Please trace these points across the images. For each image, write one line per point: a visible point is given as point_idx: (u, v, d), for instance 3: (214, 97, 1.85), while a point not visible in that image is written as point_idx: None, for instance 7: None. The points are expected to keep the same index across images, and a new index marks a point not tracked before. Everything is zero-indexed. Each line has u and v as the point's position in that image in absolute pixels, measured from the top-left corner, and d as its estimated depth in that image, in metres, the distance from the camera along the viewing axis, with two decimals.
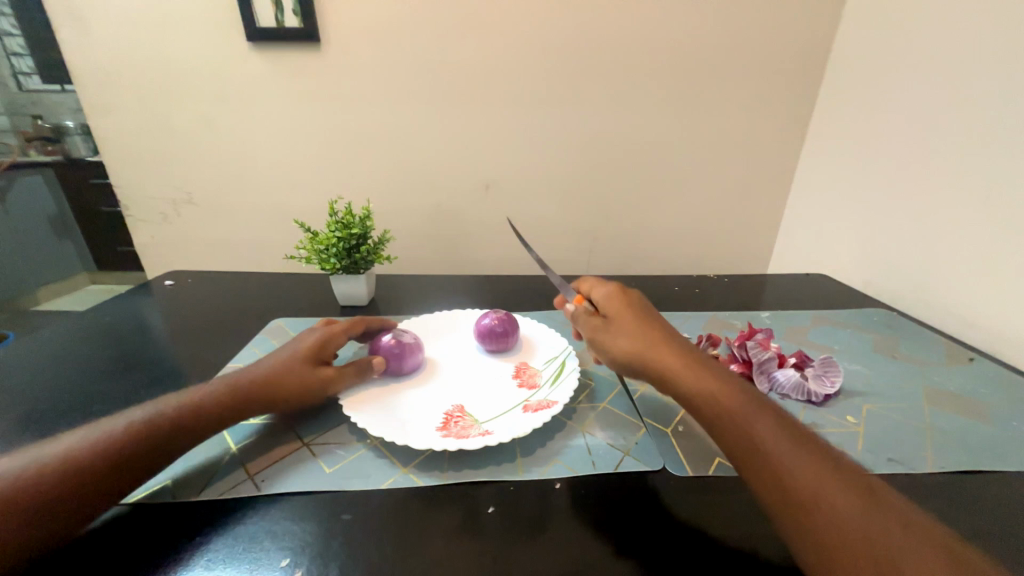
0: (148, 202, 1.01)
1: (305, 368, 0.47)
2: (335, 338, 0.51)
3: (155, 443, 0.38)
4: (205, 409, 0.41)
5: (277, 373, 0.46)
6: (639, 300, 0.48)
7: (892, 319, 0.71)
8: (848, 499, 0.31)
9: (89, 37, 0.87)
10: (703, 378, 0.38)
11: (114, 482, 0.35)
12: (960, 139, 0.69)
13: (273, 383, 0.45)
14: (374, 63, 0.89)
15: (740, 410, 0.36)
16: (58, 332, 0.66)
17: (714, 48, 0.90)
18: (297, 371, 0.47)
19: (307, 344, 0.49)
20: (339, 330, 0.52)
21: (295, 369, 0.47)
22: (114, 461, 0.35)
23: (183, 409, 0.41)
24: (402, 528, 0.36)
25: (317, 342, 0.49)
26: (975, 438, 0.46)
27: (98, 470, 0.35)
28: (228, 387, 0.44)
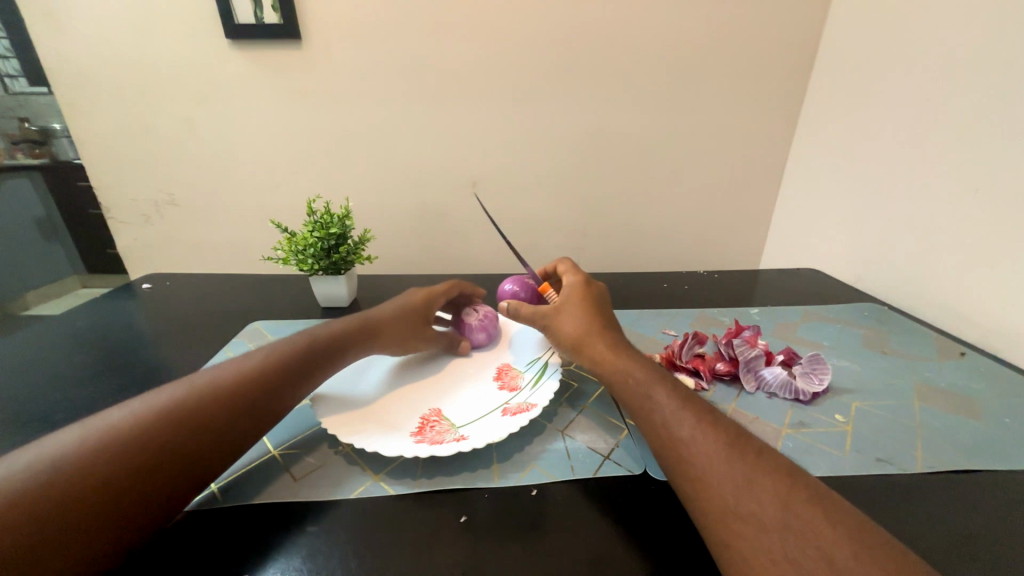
0: (130, 203, 0.99)
1: (410, 322, 0.54)
2: (436, 300, 0.57)
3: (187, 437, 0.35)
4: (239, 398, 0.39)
5: (384, 323, 0.52)
6: (602, 301, 0.52)
7: (884, 314, 0.70)
8: (759, 492, 0.31)
9: (63, 34, 0.84)
10: (639, 377, 0.41)
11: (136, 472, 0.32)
12: (951, 129, 0.67)
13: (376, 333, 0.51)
14: (356, 59, 0.87)
15: (662, 408, 0.38)
16: (30, 336, 0.64)
17: (703, 40, 0.89)
18: (402, 323, 0.53)
19: (415, 301, 0.55)
20: (438, 293, 0.58)
21: (401, 321, 0.53)
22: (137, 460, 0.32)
23: (227, 391, 0.38)
24: (369, 540, 0.34)
25: (422, 301, 0.56)
26: (967, 435, 0.45)
27: (119, 468, 0.32)
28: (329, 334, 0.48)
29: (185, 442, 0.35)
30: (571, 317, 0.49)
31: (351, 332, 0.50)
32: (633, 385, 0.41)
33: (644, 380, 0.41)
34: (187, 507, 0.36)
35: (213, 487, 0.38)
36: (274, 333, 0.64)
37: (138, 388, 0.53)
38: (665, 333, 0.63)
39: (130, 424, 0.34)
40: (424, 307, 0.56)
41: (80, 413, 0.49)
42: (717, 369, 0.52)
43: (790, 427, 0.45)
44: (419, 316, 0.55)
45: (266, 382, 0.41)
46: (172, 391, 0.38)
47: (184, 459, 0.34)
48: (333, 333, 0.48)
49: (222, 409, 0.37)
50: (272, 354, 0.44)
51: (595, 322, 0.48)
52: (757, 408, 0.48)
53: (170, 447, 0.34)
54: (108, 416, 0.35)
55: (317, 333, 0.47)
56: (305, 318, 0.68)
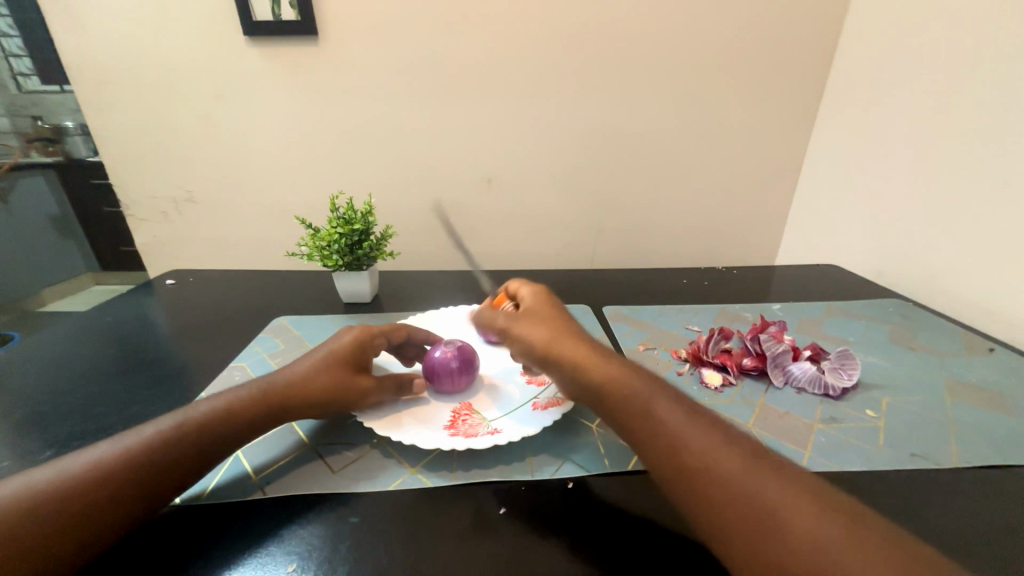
0: (150, 201, 1.00)
1: (338, 373, 0.43)
2: (372, 341, 0.48)
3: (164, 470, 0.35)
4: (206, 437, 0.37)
5: (307, 381, 0.43)
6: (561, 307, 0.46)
7: (908, 310, 0.69)
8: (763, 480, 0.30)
9: (84, 33, 0.85)
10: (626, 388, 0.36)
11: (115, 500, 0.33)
12: (976, 123, 0.67)
13: (296, 394, 0.42)
14: (373, 55, 0.87)
15: (653, 409, 0.35)
16: (60, 332, 0.65)
17: (721, 34, 0.88)
18: (329, 375, 0.43)
19: (343, 347, 0.46)
20: (375, 332, 0.49)
21: (328, 373, 0.43)
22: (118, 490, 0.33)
23: (208, 424, 0.38)
24: (412, 530, 0.35)
25: (353, 345, 0.46)
26: (1001, 431, 0.44)
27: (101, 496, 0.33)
28: (248, 397, 0.40)
29: (120, 493, 0.33)
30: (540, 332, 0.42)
31: (277, 389, 0.41)
32: (615, 391, 0.36)
33: (626, 381, 0.37)
34: (225, 497, 0.37)
35: (252, 476, 0.39)
36: (300, 328, 0.64)
37: (170, 383, 0.54)
38: (689, 329, 0.63)
39: (62, 483, 0.33)
40: (356, 352, 0.46)
41: (116, 407, 0.50)
42: (745, 364, 0.52)
43: (821, 422, 0.45)
44: (352, 363, 0.45)
45: (211, 427, 0.38)
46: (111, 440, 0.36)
47: (122, 509, 0.33)
48: (248, 397, 0.40)
49: (165, 452, 0.35)
50: (213, 406, 0.39)
51: (565, 330, 0.42)
52: (787, 403, 0.48)
53: (106, 500, 0.32)
54: (42, 471, 0.33)
55: (231, 398, 0.40)
56: (329, 314, 0.69)
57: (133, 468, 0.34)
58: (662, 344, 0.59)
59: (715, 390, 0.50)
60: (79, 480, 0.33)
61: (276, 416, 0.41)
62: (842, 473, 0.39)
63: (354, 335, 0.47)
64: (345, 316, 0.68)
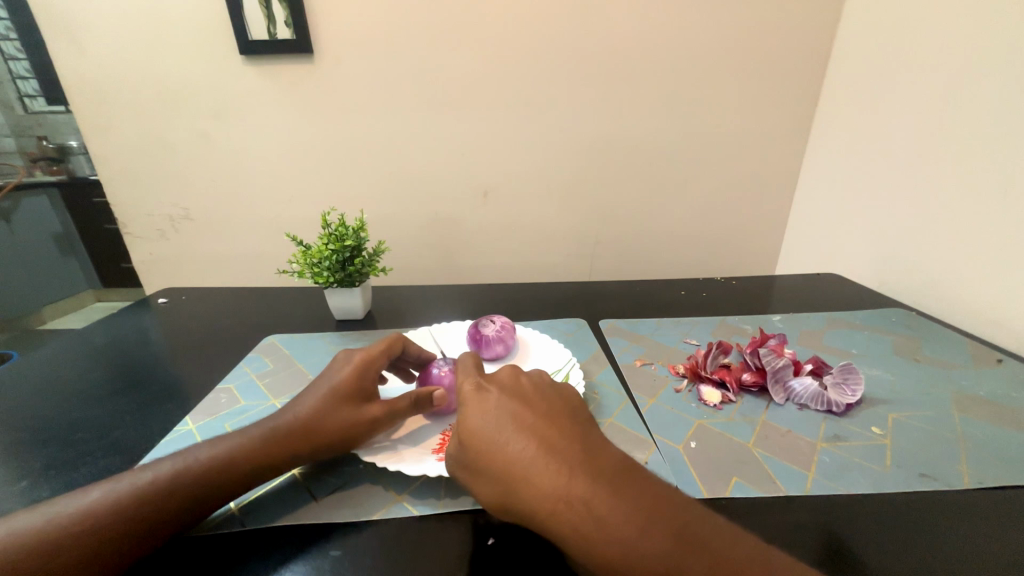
0: (146, 218, 1.00)
1: (345, 409, 0.42)
2: (372, 366, 0.45)
3: (155, 517, 0.34)
4: (203, 484, 0.36)
5: (313, 421, 0.41)
6: (520, 397, 0.37)
7: (912, 320, 0.68)
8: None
9: (82, 55, 0.86)
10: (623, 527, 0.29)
11: (105, 543, 0.32)
12: (977, 130, 0.66)
13: (306, 436, 0.40)
14: (368, 72, 0.87)
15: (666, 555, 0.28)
16: (48, 352, 0.64)
17: (715, 46, 0.88)
18: (336, 411, 0.42)
19: (344, 379, 0.44)
20: (375, 354, 0.46)
21: (334, 410, 0.42)
22: (107, 535, 0.32)
23: (203, 473, 0.36)
24: (395, 563, 0.33)
25: (354, 375, 0.44)
26: (1012, 447, 0.43)
27: (88, 537, 0.32)
28: (254, 447, 0.39)
29: (96, 541, 0.32)
30: (509, 460, 0.33)
31: (283, 435, 0.40)
32: (621, 537, 0.29)
33: (629, 516, 0.30)
34: (204, 530, 0.36)
35: (231, 506, 0.38)
36: (291, 347, 0.63)
37: (156, 405, 0.52)
38: (687, 342, 0.61)
39: (36, 535, 0.32)
40: (359, 382, 0.44)
41: (99, 432, 0.48)
42: (744, 380, 0.51)
43: (826, 441, 0.44)
44: (356, 395, 0.43)
45: (205, 475, 0.36)
46: (91, 488, 0.35)
47: (97, 562, 0.32)
48: (253, 446, 0.39)
49: (150, 502, 0.34)
50: (205, 453, 0.38)
51: (540, 452, 0.33)
52: (788, 421, 0.46)
53: (82, 550, 0.32)
54: (35, 511, 0.33)
55: (228, 445, 0.38)
56: (321, 332, 0.68)
57: (109, 515, 0.33)
58: (660, 359, 0.57)
59: (714, 408, 0.48)
60: (55, 530, 0.32)
61: (286, 462, 0.39)
62: (849, 496, 0.38)
63: (353, 364, 0.45)
64: (337, 333, 0.67)
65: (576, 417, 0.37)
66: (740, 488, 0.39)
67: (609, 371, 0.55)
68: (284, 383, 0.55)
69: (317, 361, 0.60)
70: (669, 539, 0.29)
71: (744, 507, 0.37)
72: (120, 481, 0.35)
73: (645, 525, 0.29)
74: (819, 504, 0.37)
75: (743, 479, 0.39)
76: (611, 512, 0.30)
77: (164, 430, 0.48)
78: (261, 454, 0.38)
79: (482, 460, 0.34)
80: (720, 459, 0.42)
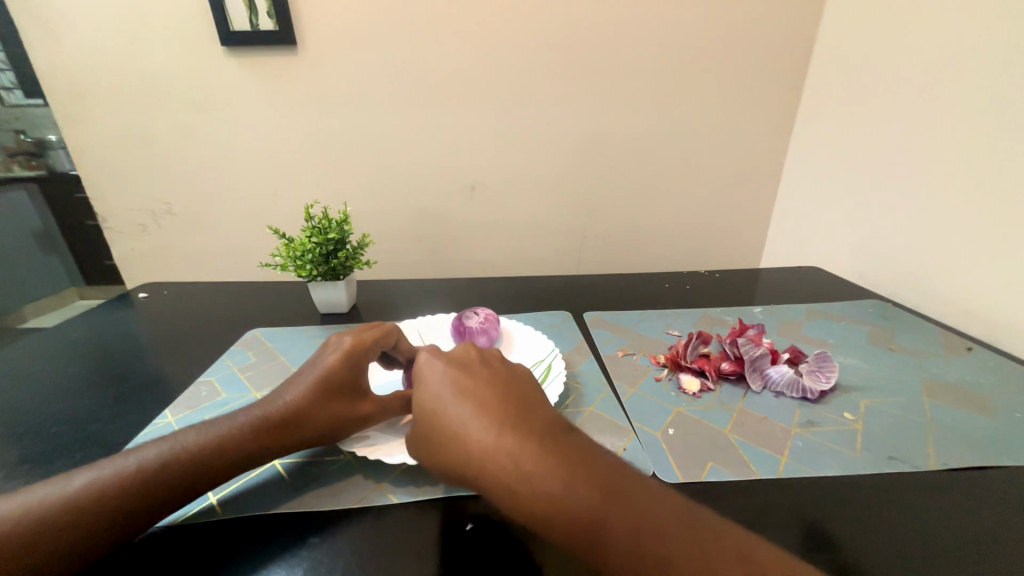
0: (127, 213, 0.98)
1: (339, 400, 0.42)
2: (366, 354, 0.45)
3: (139, 506, 0.33)
4: (192, 472, 0.36)
5: (306, 411, 0.41)
6: (465, 367, 0.40)
7: (888, 310, 0.69)
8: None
9: (58, 44, 0.84)
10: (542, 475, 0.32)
11: (87, 531, 0.32)
12: (951, 126, 0.67)
13: (299, 426, 0.40)
14: (354, 64, 0.87)
15: (583, 508, 0.30)
16: (20, 347, 0.63)
17: (699, 41, 0.89)
18: (330, 402, 0.42)
19: (337, 367, 0.43)
20: (369, 341, 0.45)
21: (328, 401, 0.42)
22: (88, 523, 0.32)
23: (191, 462, 0.36)
24: (374, 549, 0.34)
25: (348, 363, 0.44)
26: (977, 431, 0.44)
27: (67, 525, 0.32)
28: (246, 435, 0.39)
29: (78, 529, 0.32)
30: (447, 426, 0.36)
31: (276, 423, 0.40)
32: (542, 485, 0.31)
33: (552, 472, 0.32)
34: (189, 519, 0.36)
35: (212, 497, 0.38)
36: (273, 341, 0.63)
37: (135, 399, 0.52)
38: (669, 333, 0.62)
39: (15, 522, 0.31)
40: (352, 371, 0.44)
41: (76, 425, 0.48)
42: (723, 368, 0.52)
43: (798, 426, 0.45)
44: (350, 384, 0.43)
45: (193, 463, 0.36)
46: (74, 474, 0.34)
47: (79, 549, 0.31)
48: (245, 435, 0.38)
49: (135, 491, 0.34)
50: (193, 439, 0.37)
51: (475, 416, 0.36)
52: (764, 408, 0.47)
53: (64, 538, 0.31)
54: (15, 498, 0.33)
55: (218, 431, 0.38)
56: (305, 325, 0.68)
57: (90, 505, 0.33)
58: (642, 349, 0.58)
59: (692, 396, 0.49)
60: (37, 517, 0.32)
61: (278, 451, 0.40)
62: (818, 477, 0.39)
63: (348, 351, 0.44)
64: (322, 326, 0.67)
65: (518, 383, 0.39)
66: (715, 472, 0.39)
67: (591, 361, 0.55)
68: (266, 376, 0.55)
69: (300, 354, 0.60)
70: (589, 492, 0.31)
71: (717, 490, 0.38)
72: (100, 468, 0.35)
73: (565, 478, 0.31)
74: (787, 485, 0.38)
75: (718, 464, 0.40)
76: (536, 469, 0.32)
77: (144, 422, 0.48)
78: (255, 441, 0.39)
79: (428, 424, 0.37)
80: (696, 445, 0.42)
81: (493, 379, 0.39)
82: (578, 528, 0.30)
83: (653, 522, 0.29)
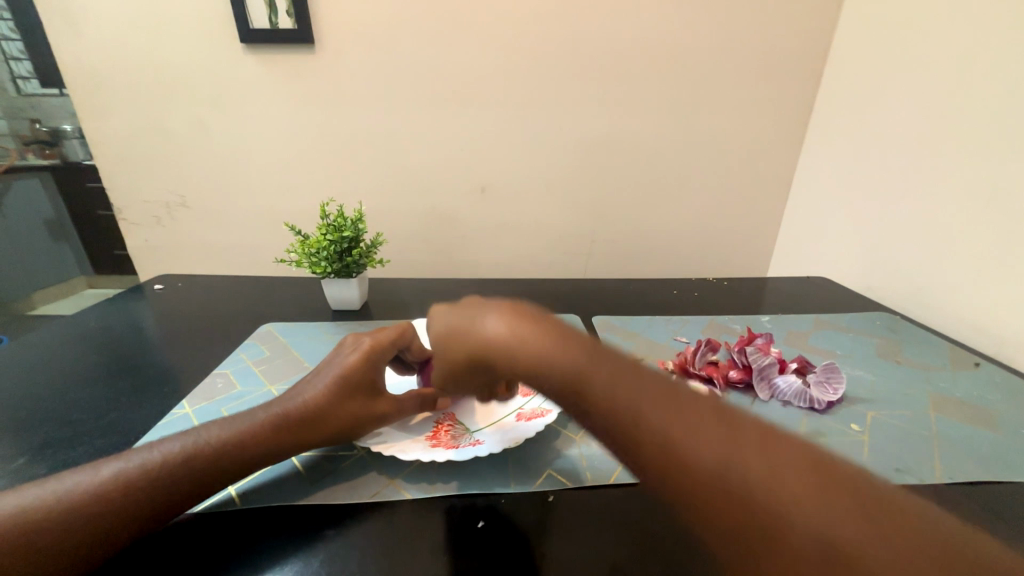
0: (142, 205, 1.00)
1: (356, 400, 0.43)
2: (382, 356, 0.46)
3: (166, 497, 0.35)
4: (217, 466, 0.37)
5: (323, 410, 0.42)
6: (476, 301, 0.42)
7: (896, 323, 0.70)
8: (804, 497, 0.23)
9: (81, 38, 0.85)
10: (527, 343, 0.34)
11: (116, 521, 0.33)
12: (964, 140, 0.67)
13: (316, 425, 0.41)
14: (370, 64, 0.88)
15: (594, 387, 0.30)
16: (37, 335, 0.64)
17: (713, 49, 0.89)
18: (347, 402, 0.43)
19: (354, 369, 0.44)
20: (385, 343, 0.46)
21: (345, 401, 0.43)
22: (118, 512, 0.33)
23: (217, 456, 0.37)
24: (388, 542, 0.34)
25: (365, 364, 0.45)
26: (984, 446, 0.44)
27: (99, 513, 0.33)
28: (266, 433, 0.40)
29: (101, 518, 0.33)
30: (455, 331, 0.39)
31: (294, 421, 0.41)
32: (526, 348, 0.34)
33: (584, 364, 0.31)
34: (208, 510, 0.37)
35: (230, 489, 0.39)
36: (286, 336, 0.64)
37: (151, 389, 0.53)
38: (677, 340, 0.63)
39: (42, 509, 0.33)
40: (369, 373, 0.45)
41: (94, 413, 0.49)
42: (731, 377, 0.53)
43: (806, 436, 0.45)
44: (366, 386, 0.44)
45: (217, 457, 0.37)
46: (104, 464, 0.36)
47: (107, 538, 0.33)
48: (266, 432, 0.40)
49: (164, 483, 0.35)
50: (215, 435, 0.39)
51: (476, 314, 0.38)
52: (771, 416, 0.48)
53: (93, 527, 0.32)
54: (52, 483, 0.34)
55: (239, 427, 0.39)
56: (317, 321, 0.69)
57: (119, 494, 0.34)
58: (650, 355, 0.59)
59: None
60: (63, 504, 0.33)
61: (295, 448, 0.40)
62: None
63: (365, 353, 0.45)
64: (334, 322, 0.68)
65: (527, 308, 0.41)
66: None
67: None
68: (280, 370, 0.56)
69: (313, 350, 0.61)
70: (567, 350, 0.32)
71: None
72: (131, 459, 0.36)
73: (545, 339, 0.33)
74: None
75: None
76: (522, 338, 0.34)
77: (160, 413, 0.49)
78: (274, 439, 0.40)
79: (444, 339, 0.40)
80: None
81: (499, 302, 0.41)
82: (621, 422, 0.28)
83: (666, 404, 0.28)
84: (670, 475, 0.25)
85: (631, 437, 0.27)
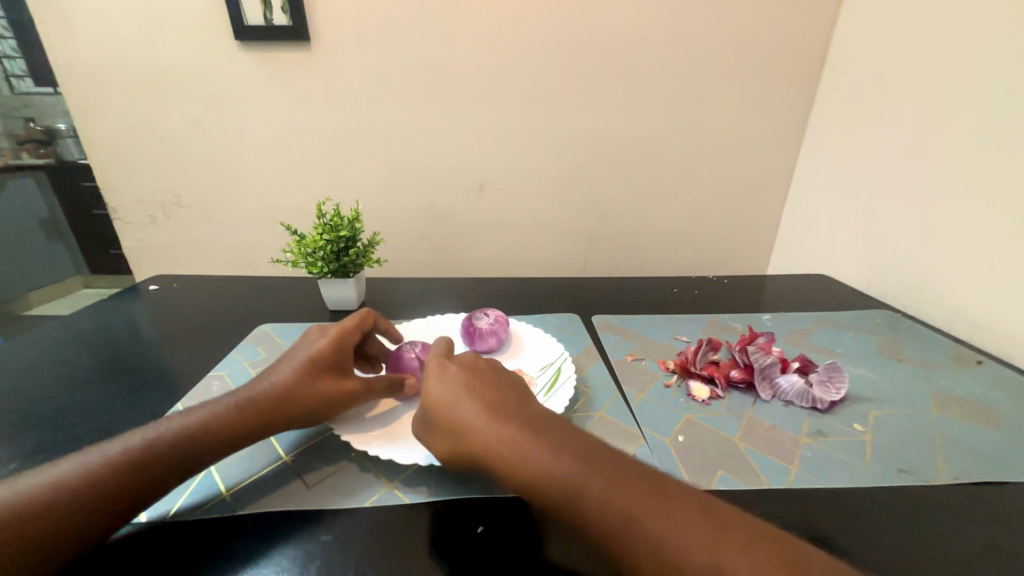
0: (137, 204, 0.99)
1: (324, 379, 0.44)
2: (349, 340, 0.47)
3: (141, 481, 0.35)
4: (191, 449, 0.37)
5: (291, 390, 0.42)
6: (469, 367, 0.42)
7: (897, 321, 0.69)
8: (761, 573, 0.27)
9: (73, 35, 0.84)
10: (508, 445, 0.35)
11: (97, 509, 0.33)
12: (965, 137, 0.67)
13: (286, 405, 0.42)
14: (366, 61, 0.87)
15: (567, 482, 0.32)
16: (30, 336, 0.63)
17: (713, 45, 0.88)
18: (316, 383, 0.43)
19: (320, 352, 0.45)
20: (351, 328, 0.48)
21: (313, 381, 0.43)
22: (97, 499, 0.33)
23: (191, 438, 0.38)
24: (384, 549, 0.34)
25: (332, 348, 0.46)
26: (987, 445, 0.44)
27: (78, 500, 0.33)
28: (235, 414, 0.40)
29: (78, 506, 0.33)
30: (443, 414, 0.39)
31: (263, 402, 0.41)
32: (506, 450, 0.35)
33: (560, 466, 0.33)
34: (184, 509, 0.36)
35: (222, 490, 0.38)
36: (283, 336, 0.63)
37: (146, 391, 0.52)
38: (677, 339, 0.62)
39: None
40: (337, 355, 0.46)
41: (89, 415, 0.48)
42: (732, 376, 0.52)
43: (808, 436, 0.45)
44: (333, 367, 0.45)
45: (190, 440, 0.38)
46: (79, 453, 0.36)
47: (87, 526, 0.32)
48: (236, 413, 0.40)
49: (143, 470, 0.35)
50: (187, 420, 0.39)
51: (463, 402, 0.39)
52: (773, 416, 0.48)
53: (74, 514, 0.32)
54: (34, 475, 0.34)
55: (209, 411, 0.40)
56: (314, 322, 0.68)
57: (101, 483, 0.34)
58: (650, 355, 0.58)
59: (701, 402, 0.49)
60: (31, 499, 0.32)
61: (266, 429, 0.41)
62: (827, 489, 0.39)
63: (330, 338, 0.46)
64: (331, 323, 0.67)
65: (515, 385, 0.41)
66: (725, 480, 0.39)
67: (600, 364, 0.56)
68: None
69: None
70: (541, 449, 0.34)
71: (730, 498, 0.38)
72: (109, 447, 0.36)
73: (521, 440, 0.35)
74: (797, 495, 0.38)
75: (728, 473, 0.40)
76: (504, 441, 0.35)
77: (155, 414, 0.48)
78: (244, 420, 0.40)
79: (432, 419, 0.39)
80: (706, 451, 0.43)
81: (491, 378, 0.41)
82: (595, 518, 0.31)
83: (631, 488, 0.31)
84: (633, 554, 0.29)
85: (605, 529, 0.30)
